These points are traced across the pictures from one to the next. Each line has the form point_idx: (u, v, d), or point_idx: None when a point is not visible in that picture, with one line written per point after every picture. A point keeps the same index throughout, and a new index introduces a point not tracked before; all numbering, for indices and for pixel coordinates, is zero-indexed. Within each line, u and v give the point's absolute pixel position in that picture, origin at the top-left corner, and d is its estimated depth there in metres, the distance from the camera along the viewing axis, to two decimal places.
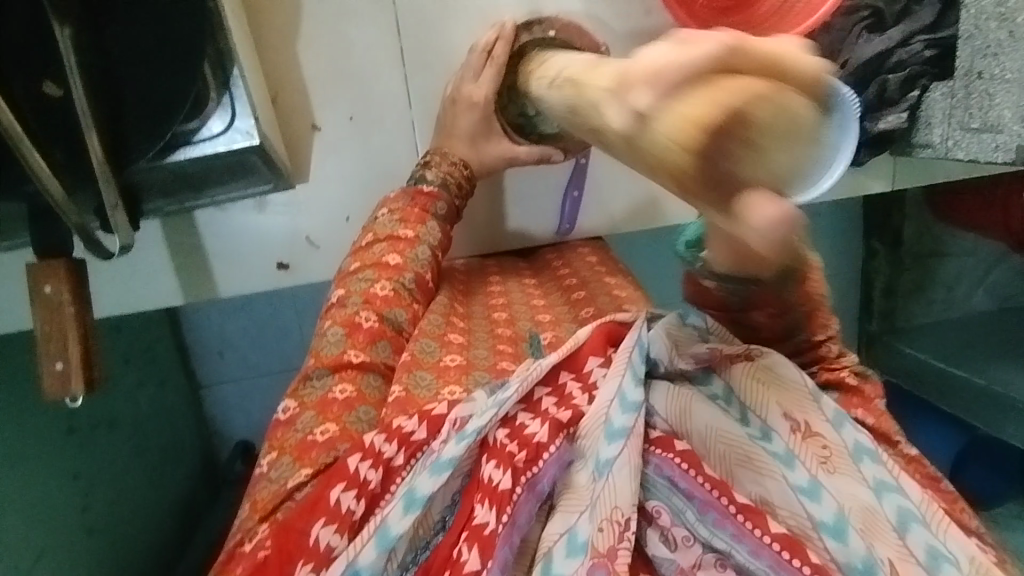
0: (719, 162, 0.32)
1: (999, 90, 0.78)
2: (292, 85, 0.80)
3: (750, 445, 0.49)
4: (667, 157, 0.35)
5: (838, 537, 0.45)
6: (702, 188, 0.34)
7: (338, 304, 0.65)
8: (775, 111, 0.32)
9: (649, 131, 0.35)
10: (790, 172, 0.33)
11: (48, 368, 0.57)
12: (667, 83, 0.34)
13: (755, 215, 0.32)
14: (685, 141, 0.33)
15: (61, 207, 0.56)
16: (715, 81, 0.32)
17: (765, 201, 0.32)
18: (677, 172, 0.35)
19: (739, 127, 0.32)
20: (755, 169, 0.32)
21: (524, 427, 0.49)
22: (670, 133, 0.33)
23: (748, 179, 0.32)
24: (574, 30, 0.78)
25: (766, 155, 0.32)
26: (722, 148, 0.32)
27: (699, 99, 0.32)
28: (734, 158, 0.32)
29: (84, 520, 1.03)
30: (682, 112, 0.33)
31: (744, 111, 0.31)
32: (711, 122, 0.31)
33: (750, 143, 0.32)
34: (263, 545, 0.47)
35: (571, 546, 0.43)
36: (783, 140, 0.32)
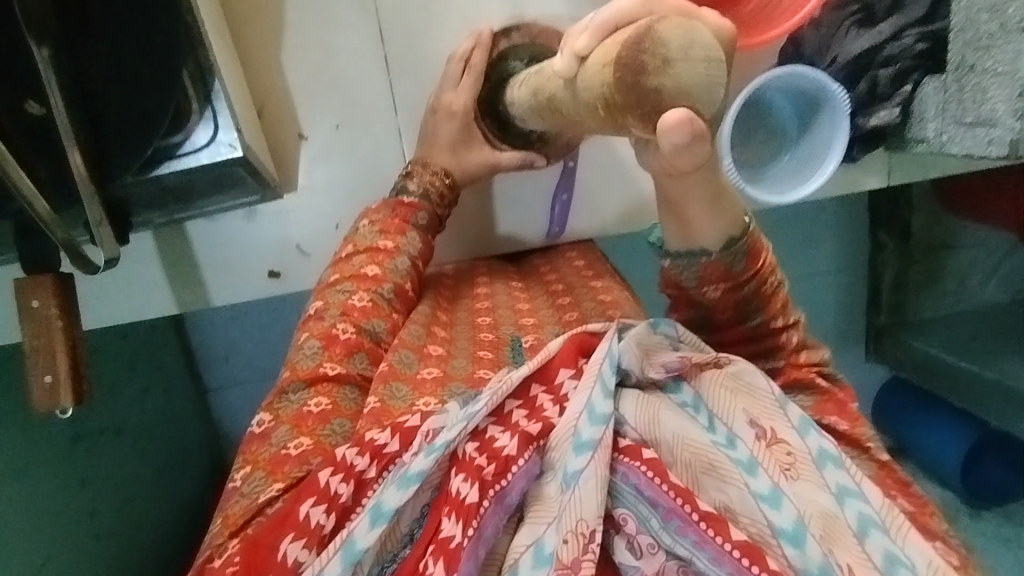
0: (637, 74, 0.37)
1: (991, 83, 0.75)
2: (275, 95, 0.80)
3: (714, 453, 0.48)
4: (601, 88, 0.40)
5: (796, 544, 0.44)
6: (624, 104, 0.38)
7: (316, 316, 0.66)
8: (686, 33, 0.37)
9: (587, 68, 0.42)
10: (700, 88, 0.37)
11: (37, 381, 0.59)
12: (597, 34, 0.42)
13: (664, 119, 0.37)
14: (608, 62, 0.39)
15: (47, 223, 0.57)
16: (631, 20, 0.39)
17: (674, 111, 0.37)
18: (607, 95, 0.40)
19: (650, 43, 0.37)
20: (666, 77, 0.37)
21: (493, 440, 0.48)
22: (602, 62, 0.40)
23: (663, 89, 0.37)
24: (552, 35, 0.78)
25: (679, 68, 0.37)
26: (639, 62, 0.37)
27: (627, 31, 0.39)
28: (651, 73, 0.37)
29: (92, 525, 1.05)
30: (607, 43, 0.40)
31: (654, 30, 0.37)
32: (624, 45, 0.38)
33: (665, 57, 0.37)
34: (232, 562, 0.46)
35: (537, 558, 0.43)
36: (690, 54, 0.37)
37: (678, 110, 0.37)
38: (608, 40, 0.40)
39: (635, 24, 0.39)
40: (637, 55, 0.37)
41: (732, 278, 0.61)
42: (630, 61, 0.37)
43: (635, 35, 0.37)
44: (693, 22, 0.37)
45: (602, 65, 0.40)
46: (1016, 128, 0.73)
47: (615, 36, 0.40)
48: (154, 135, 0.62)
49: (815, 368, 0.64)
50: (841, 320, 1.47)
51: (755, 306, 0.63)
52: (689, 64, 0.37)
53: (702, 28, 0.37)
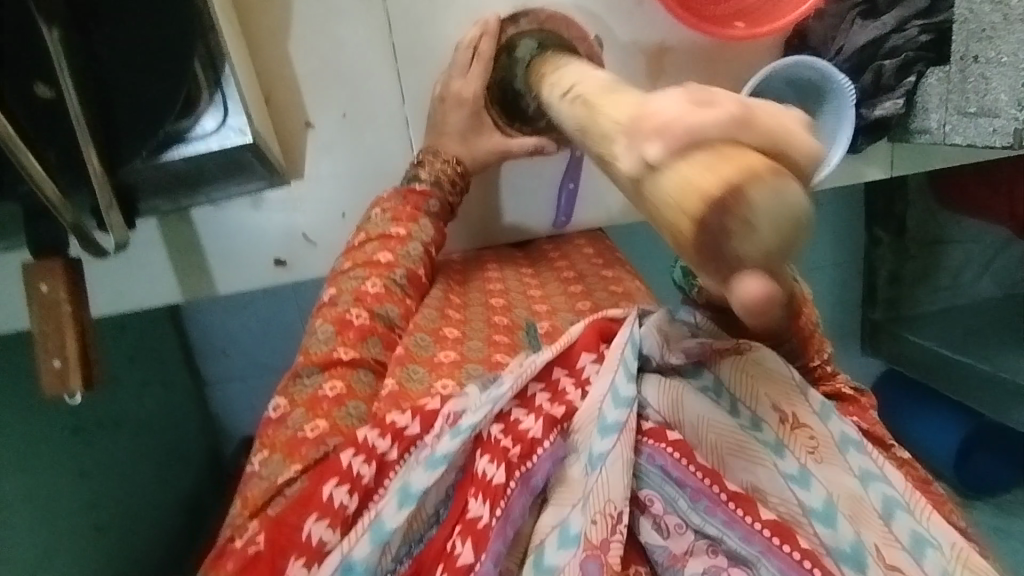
0: (719, 235, 0.32)
1: (995, 73, 0.77)
2: (282, 82, 0.80)
3: (741, 434, 0.49)
4: (675, 222, 0.35)
5: (828, 523, 0.46)
6: (699, 256, 0.34)
7: (330, 302, 0.66)
8: (776, 193, 0.31)
9: (655, 183, 0.35)
10: (785, 254, 0.33)
11: (47, 366, 0.58)
12: (674, 140, 0.34)
13: (744, 290, 0.33)
14: (688, 211, 0.33)
15: (57, 208, 0.56)
16: (724, 151, 0.33)
17: (752, 280, 0.33)
18: (679, 232, 0.35)
19: (739, 207, 0.31)
20: (751, 248, 0.32)
21: (518, 422, 0.48)
22: (680, 201, 0.33)
23: (743, 258, 0.32)
24: (560, 21, 0.80)
25: (765, 234, 0.32)
26: (721, 224, 0.32)
27: (713, 174, 0.32)
28: (735, 237, 0.32)
29: (93, 518, 1.04)
30: (683, 177, 0.33)
31: (745, 193, 0.31)
32: (711, 198, 0.32)
33: (751, 222, 0.31)
34: (254, 540, 0.46)
35: (563, 538, 0.44)
36: (784, 226, 0.32)
37: (758, 279, 0.33)
38: (684, 160, 0.34)
39: (723, 158, 0.32)
40: (720, 217, 0.32)
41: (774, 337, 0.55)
42: (712, 220, 0.32)
43: (725, 191, 0.31)
44: (783, 179, 0.32)
45: (680, 205, 0.34)
46: (1019, 118, 0.75)
47: (695, 159, 0.33)
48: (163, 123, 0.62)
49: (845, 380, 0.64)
50: (837, 313, 1.48)
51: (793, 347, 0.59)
52: (781, 239, 0.32)
53: (793, 190, 0.32)
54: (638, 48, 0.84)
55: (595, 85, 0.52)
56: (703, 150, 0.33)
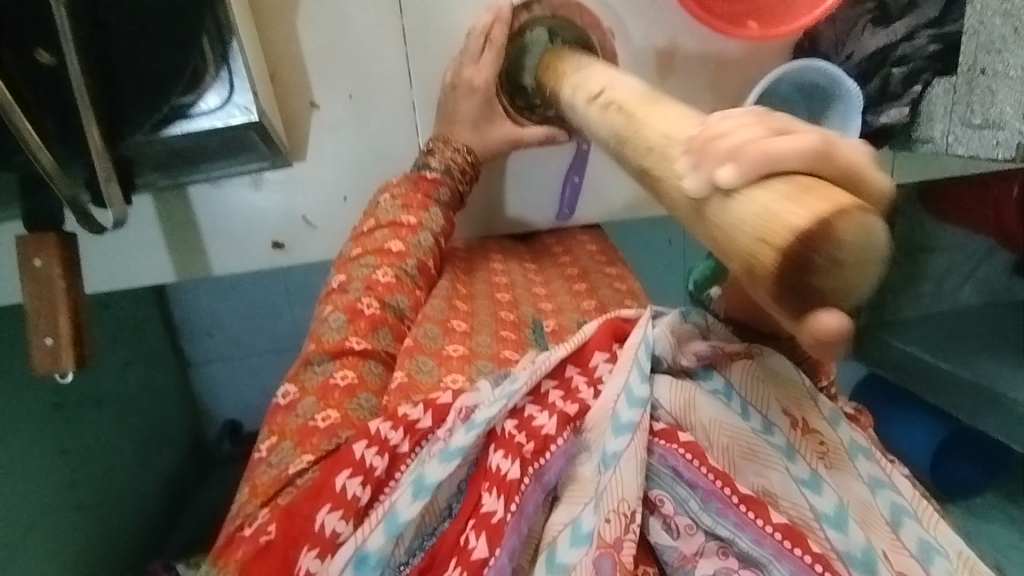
0: (803, 271, 0.30)
1: (1002, 86, 0.76)
2: (288, 60, 0.78)
3: (754, 438, 0.49)
4: (749, 253, 0.32)
5: (839, 527, 0.45)
6: (774, 292, 0.31)
7: (339, 289, 0.64)
8: (866, 232, 0.29)
9: (727, 209, 0.33)
10: (861, 294, 0.30)
11: (38, 344, 0.56)
12: (751, 167, 0.32)
13: (817, 327, 0.30)
14: (767, 240, 0.31)
15: (53, 177, 0.54)
16: (808, 185, 0.31)
17: (829, 315, 0.30)
18: (750, 263, 0.32)
19: (828, 242, 0.29)
20: (836, 285, 0.29)
21: (532, 419, 0.47)
22: (758, 230, 0.31)
23: (825, 294, 0.30)
24: (574, 8, 0.79)
25: (851, 275, 0.29)
26: (807, 259, 0.29)
27: (795, 206, 0.30)
28: (819, 275, 0.29)
29: (73, 497, 1.02)
30: (765, 206, 0.31)
31: (835, 229, 0.29)
32: (800, 230, 0.29)
33: (837, 261, 0.29)
34: (266, 530, 0.46)
35: (575, 536, 0.43)
36: (866, 261, 0.29)
37: (834, 314, 0.30)
38: (765, 189, 0.32)
39: (810, 190, 0.31)
40: (806, 252, 0.29)
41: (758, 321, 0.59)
42: (796, 254, 0.30)
43: (812, 225, 0.29)
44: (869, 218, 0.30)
45: (760, 236, 0.31)
46: (1023, 131, 0.75)
47: (776, 188, 0.32)
48: (169, 95, 0.61)
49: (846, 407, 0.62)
50: None
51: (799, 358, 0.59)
52: (861, 275, 0.30)
53: (878, 229, 0.30)
54: (650, 44, 0.83)
55: (630, 89, 0.51)
56: (784, 181, 0.32)
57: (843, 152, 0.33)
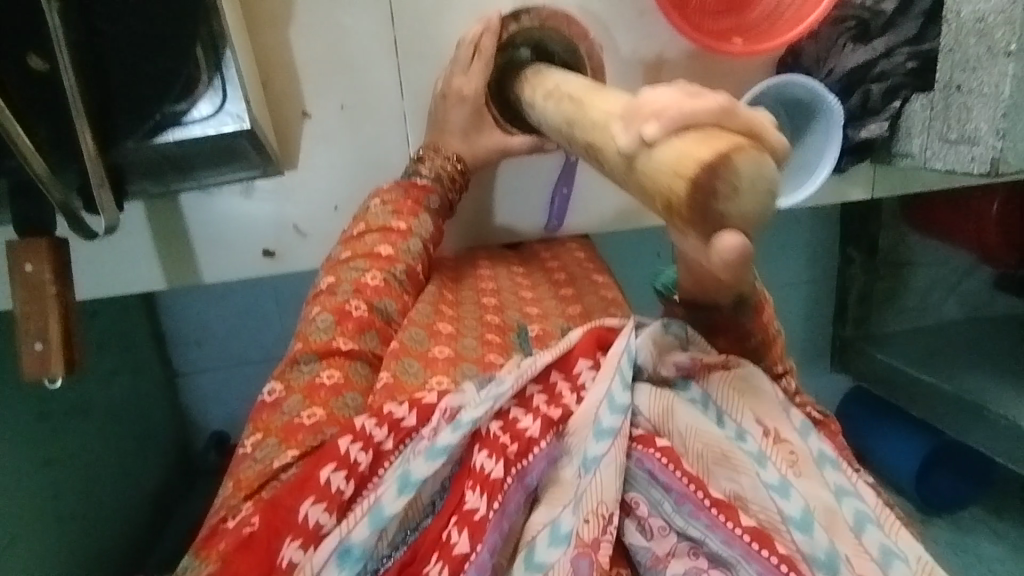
0: (708, 197, 0.34)
1: (976, 103, 0.79)
2: (281, 70, 0.79)
3: (726, 444, 0.50)
4: (669, 189, 0.36)
5: (804, 530, 0.46)
6: (687, 219, 0.35)
7: (328, 291, 0.65)
8: (759, 165, 0.34)
9: (650, 159, 0.38)
10: (759, 221, 0.35)
11: (27, 348, 0.56)
12: (670, 120, 0.37)
13: (721, 248, 0.34)
14: (681, 173, 0.35)
15: (45, 184, 0.55)
16: (716, 130, 0.36)
17: (730, 237, 0.34)
18: (670, 200, 0.36)
19: (727, 171, 0.33)
20: (735, 208, 0.34)
21: (517, 421, 0.49)
22: (676, 167, 0.35)
23: (728, 218, 0.34)
24: (563, 18, 0.81)
25: (749, 200, 0.33)
26: (711, 186, 0.33)
27: (704, 145, 0.35)
28: (722, 200, 0.33)
29: (55, 507, 1.01)
30: (675, 148, 0.36)
31: (731, 159, 0.33)
32: (704, 162, 0.34)
33: (736, 187, 0.33)
34: (249, 521, 0.45)
35: (554, 536, 0.44)
36: (759, 189, 0.33)
37: (734, 236, 0.34)
38: (677, 137, 0.37)
39: (712, 134, 0.35)
40: (710, 179, 0.33)
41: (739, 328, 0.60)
42: (702, 182, 0.34)
43: (715, 157, 0.34)
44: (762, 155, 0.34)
45: (675, 171, 0.35)
46: (997, 147, 0.77)
47: (687, 136, 0.36)
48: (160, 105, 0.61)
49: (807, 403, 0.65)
50: (812, 328, 1.52)
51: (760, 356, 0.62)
52: (757, 204, 0.34)
53: (771, 165, 0.34)
54: (638, 59, 0.85)
55: (580, 87, 0.57)
56: (693, 129, 0.36)
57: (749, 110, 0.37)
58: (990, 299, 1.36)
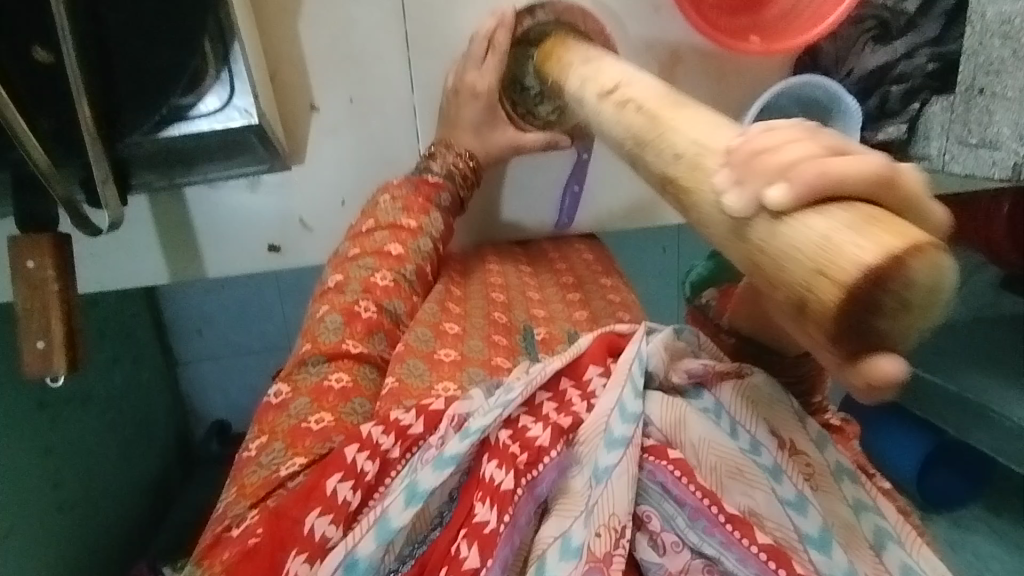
0: (865, 311, 0.27)
1: (999, 107, 0.77)
2: (290, 63, 0.77)
3: (741, 457, 0.49)
4: (802, 284, 0.29)
5: (822, 549, 0.45)
6: (821, 325, 0.28)
7: (336, 290, 0.64)
8: (937, 269, 0.26)
9: (780, 236, 0.30)
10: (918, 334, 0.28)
11: (29, 347, 0.55)
12: (804, 184, 0.29)
13: (873, 369, 0.28)
14: (825, 271, 0.27)
15: (47, 176, 0.53)
16: (871, 212, 0.28)
17: (887, 360, 0.28)
18: (800, 294, 0.29)
19: (894, 281, 0.26)
20: (897, 328, 0.27)
21: (526, 430, 0.47)
22: (818, 262, 0.28)
23: (885, 335, 0.27)
24: (577, 14, 0.79)
25: (916, 318, 0.27)
26: (871, 298, 0.26)
27: (849, 226, 0.28)
28: (883, 316, 0.27)
29: (55, 498, 1.00)
30: (821, 231, 0.28)
31: (905, 263, 0.26)
32: (871, 270, 0.26)
33: (907, 302, 0.26)
34: (253, 533, 0.44)
35: (565, 550, 0.43)
36: (933, 302, 0.27)
37: (889, 357, 0.28)
38: (821, 214, 0.29)
39: (874, 222, 0.27)
40: (870, 290, 0.26)
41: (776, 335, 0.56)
42: (859, 293, 0.26)
43: (875, 257, 0.26)
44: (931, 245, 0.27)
45: (818, 268, 0.28)
46: (1020, 153, 0.76)
47: (836, 217, 0.28)
48: (168, 97, 0.60)
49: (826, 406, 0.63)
50: None
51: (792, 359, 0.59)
52: (926, 315, 0.27)
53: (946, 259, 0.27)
54: (653, 57, 0.83)
55: (622, 78, 0.52)
56: (842, 205, 0.29)
57: (902, 174, 0.30)
58: (996, 299, 1.34)
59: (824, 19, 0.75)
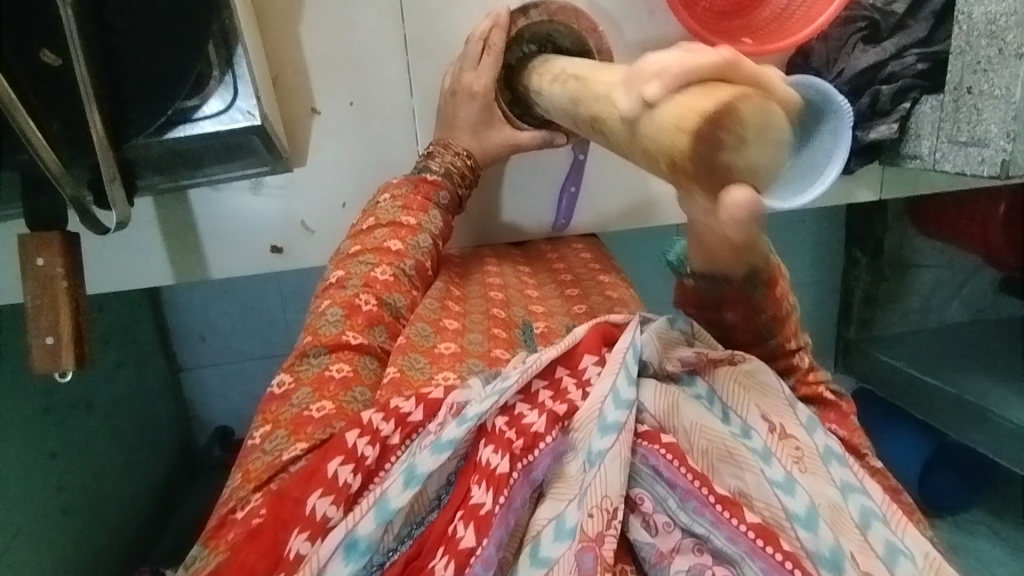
0: (713, 148, 0.33)
1: (987, 106, 0.78)
2: (292, 66, 0.79)
3: (731, 441, 0.50)
4: (670, 144, 0.35)
5: (809, 528, 0.45)
6: (693, 173, 0.35)
7: (338, 285, 0.65)
8: (765, 111, 0.33)
9: (652, 117, 0.37)
10: (769, 173, 0.34)
11: (38, 342, 0.57)
12: (672, 78, 0.36)
13: (730, 200, 0.33)
14: (683, 127, 0.34)
15: (57, 178, 0.55)
16: (717, 83, 0.35)
17: (741, 190, 0.33)
18: (671, 154, 0.36)
19: (730, 122, 0.33)
20: (740, 159, 0.33)
21: (522, 416, 0.49)
22: (675, 120, 0.35)
23: (734, 168, 0.33)
24: (570, 14, 0.80)
25: (757, 152, 0.33)
26: (714, 136, 0.33)
27: (704, 96, 0.34)
28: (726, 150, 0.33)
29: (58, 501, 1.01)
30: (680, 104, 0.35)
31: (735, 107, 0.33)
32: (710, 114, 0.33)
33: (741, 136, 0.33)
34: (257, 513, 0.46)
35: (559, 531, 0.44)
36: (766, 137, 0.33)
37: (744, 188, 0.33)
38: (685, 92, 0.35)
39: (714, 84, 0.35)
40: (714, 131, 0.33)
41: (750, 303, 0.60)
42: (705, 134, 0.33)
43: (717, 108, 0.33)
44: (767, 101, 0.34)
45: (678, 125, 0.34)
46: (1007, 149, 0.77)
47: (690, 89, 0.35)
48: (172, 100, 0.61)
49: (822, 385, 0.66)
50: (816, 329, 1.51)
51: (771, 329, 0.63)
52: (761, 148, 0.33)
53: (777, 111, 0.33)
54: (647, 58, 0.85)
55: (586, 67, 0.56)
56: (696, 85, 0.35)
57: (757, 66, 0.37)
58: (993, 301, 1.35)
59: (820, 15, 0.77)
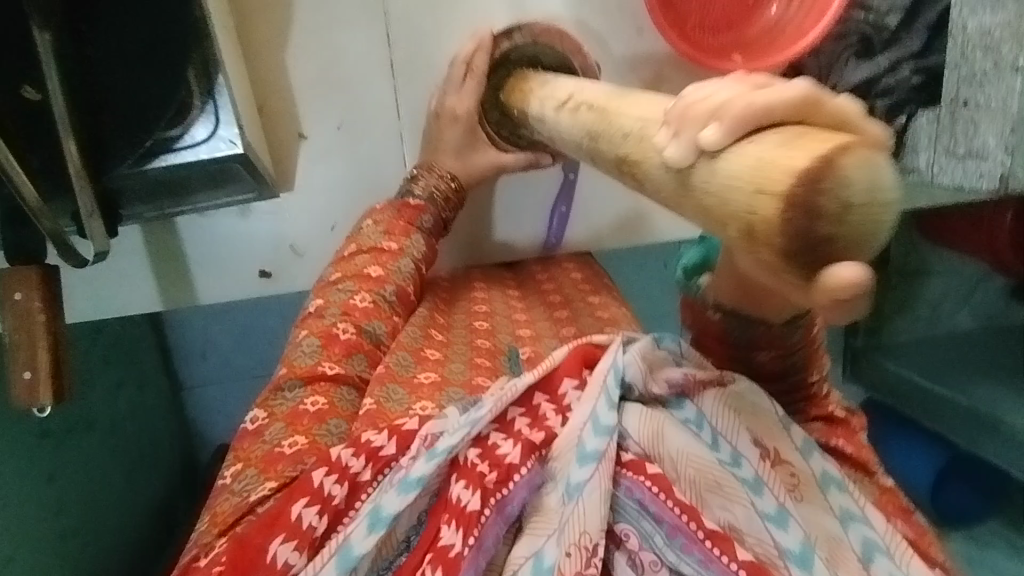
0: (809, 216, 0.27)
1: (984, 118, 0.76)
2: (277, 92, 0.79)
3: (720, 470, 0.48)
4: (747, 210, 0.30)
5: (804, 565, 0.45)
6: (779, 248, 0.29)
7: (316, 314, 0.64)
8: (871, 168, 0.28)
9: (714, 169, 0.32)
10: (873, 240, 0.28)
11: (17, 377, 0.56)
12: (733, 122, 0.32)
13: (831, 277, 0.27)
14: (767, 188, 0.29)
15: (34, 212, 0.54)
16: (799, 132, 0.30)
17: (844, 266, 0.27)
18: (750, 221, 0.30)
19: (831, 180, 0.27)
20: (847, 228, 0.27)
21: (495, 447, 0.47)
22: (756, 180, 0.29)
23: (837, 239, 0.28)
24: (555, 34, 0.79)
25: (861, 218, 0.27)
26: (812, 202, 0.27)
27: (796, 150, 0.29)
28: (827, 218, 0.27)
29: (56, 526, 1.00)
30: (764, 155, 0.30)
31: (836, 161, 0.27)
32: (807, 172, 0.27)
33: (846, 200, 0.27)
34: (217, 561, 0.44)
35: (538, 569, 0.43)
36: (873, 198, 0.28)
37: (849, 264, 0.27)
38: (755, 141, 0.31)
39: (804, 136, 0.30)
40: (812, 193, 0.27)
41: (780, 339, 0.60)
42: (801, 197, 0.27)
43: (813, 165, 0.27)
44: (869, 153, 0.28)
45: (757, 186, 0.29)
46: (1005, 163, 0.76)
47: (769, 140, 0.31)
48: (154, 129, 0.61)
49: (833, 403, 0.65)
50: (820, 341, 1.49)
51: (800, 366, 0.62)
52: (874, 214, 0.28)
53: (883, 166, 0.28)
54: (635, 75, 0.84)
55: (601, 95, 0.52)
56: (776, 133, 0.31)
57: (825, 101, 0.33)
58: (1004, 309, 1.33)
59: (808, 32, 0.76)
